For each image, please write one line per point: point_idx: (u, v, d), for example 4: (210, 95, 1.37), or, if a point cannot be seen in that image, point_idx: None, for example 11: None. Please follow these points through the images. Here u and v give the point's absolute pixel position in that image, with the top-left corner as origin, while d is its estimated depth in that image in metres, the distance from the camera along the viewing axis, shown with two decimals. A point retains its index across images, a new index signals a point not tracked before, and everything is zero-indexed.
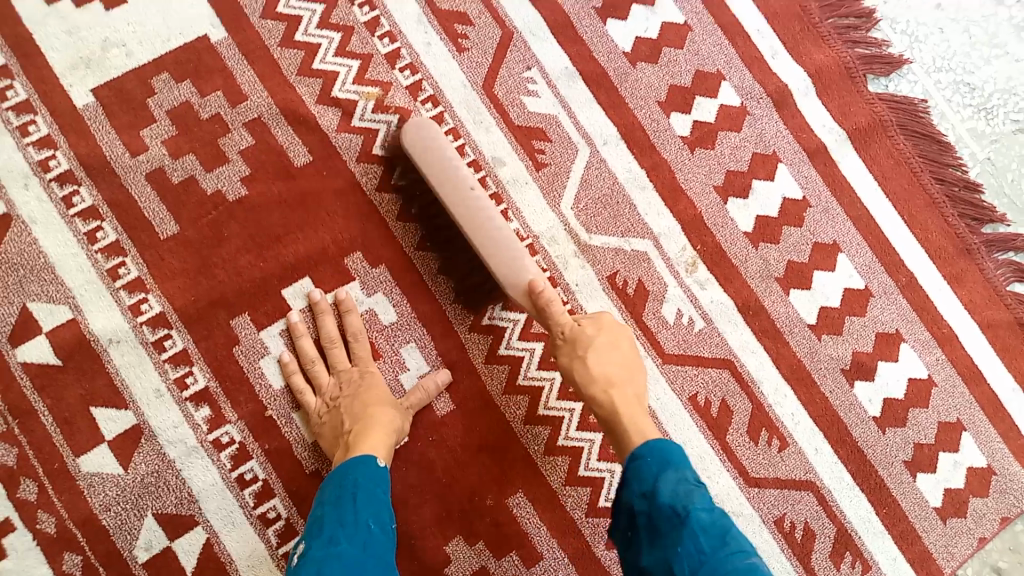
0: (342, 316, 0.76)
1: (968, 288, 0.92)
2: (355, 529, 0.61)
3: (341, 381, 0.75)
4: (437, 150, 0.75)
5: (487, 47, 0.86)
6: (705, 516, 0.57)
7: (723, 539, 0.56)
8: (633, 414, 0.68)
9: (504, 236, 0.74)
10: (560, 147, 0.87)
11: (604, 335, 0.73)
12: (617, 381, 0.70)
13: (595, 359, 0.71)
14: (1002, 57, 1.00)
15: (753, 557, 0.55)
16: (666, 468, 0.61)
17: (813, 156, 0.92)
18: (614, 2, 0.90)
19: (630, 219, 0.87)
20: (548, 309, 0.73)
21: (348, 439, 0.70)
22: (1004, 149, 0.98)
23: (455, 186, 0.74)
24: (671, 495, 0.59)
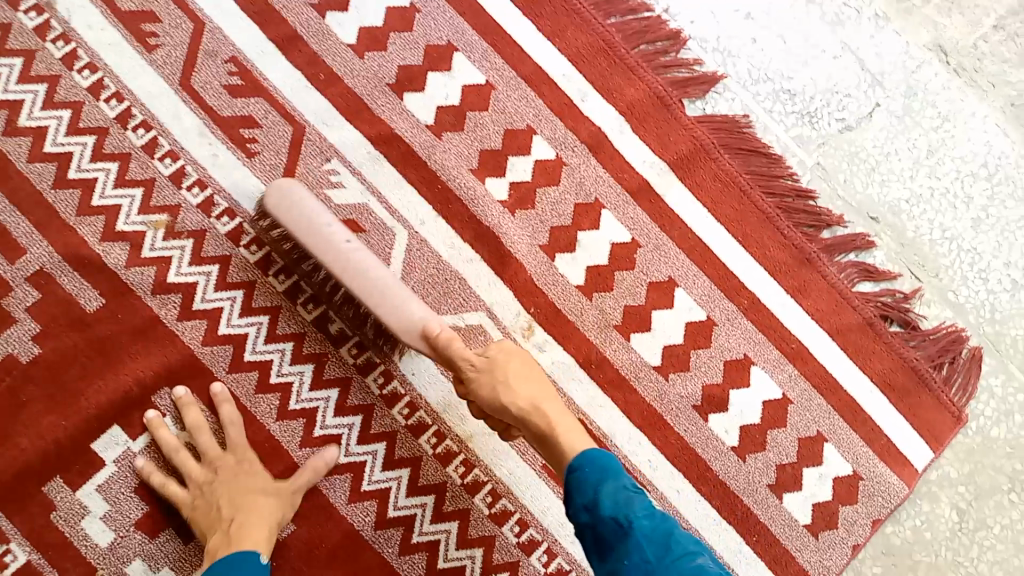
0: (184, 411, 0.78)
1: (813, 297, 0.92)
2: None
3: (213, 467, 0.77)
4: (296, 207, 0.76)
5: (279, 147, 0.84)
6: (647, 524, 0.63)
7: (667, 545, 0.62)
8: (562, 427, 0.72)
9: (391, 284, 0.76)
10: (377, 235, 0.85)
11: (516, 360, 0.76)
12: (536, 402, 0.73)
13: (515, 382, 0.74)
14: (820, 56, 0.98)
15: (700, 556, 0.62)
16: (605, 479, 0.67)
17: (636, 194, 0.91)
18: (408, 74, 0.88)
19: (460, 294, 0.86)
20: (451, 347, 0.75)
21: (229, 532, 0.73)
22: (831, 150, 0.97)
23: (328, 244, 0.75)
24: (612, 506, 0.65)
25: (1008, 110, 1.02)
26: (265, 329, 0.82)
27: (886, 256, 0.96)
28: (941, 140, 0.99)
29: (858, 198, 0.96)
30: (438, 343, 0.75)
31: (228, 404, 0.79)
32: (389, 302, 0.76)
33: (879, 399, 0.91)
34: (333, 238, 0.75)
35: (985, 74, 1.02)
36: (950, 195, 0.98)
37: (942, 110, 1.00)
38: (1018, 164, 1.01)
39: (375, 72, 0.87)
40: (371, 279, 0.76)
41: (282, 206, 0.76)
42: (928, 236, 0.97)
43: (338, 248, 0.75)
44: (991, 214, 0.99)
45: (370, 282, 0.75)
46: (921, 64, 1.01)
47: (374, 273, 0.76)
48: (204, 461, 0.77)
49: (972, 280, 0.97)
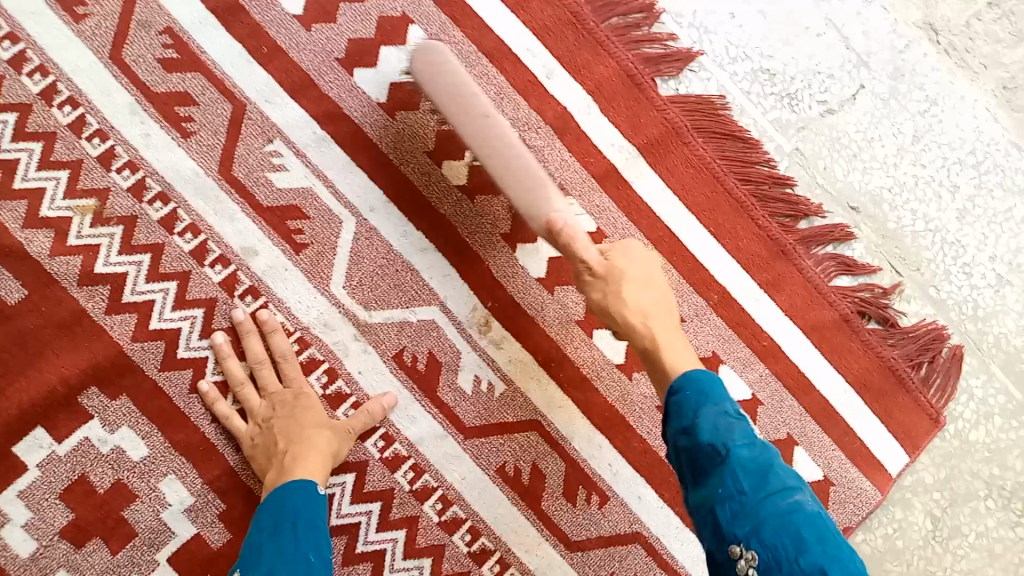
0: (248, 340, 0.76)
1: (787, 293, 0.87)
2: (296, 561, 0.63)
3: (273, 402, 0.76)
4: (450, 77, 0.74)
5: (218, 127, 0.78)
6: (744, 453, 0.60)
7: (764, 477, 0.58)
8: (669, 347, 0.70)
9: (524, 160, 0.75)
10: (321, 222, 0.79)
11: (635, 267, 0.74)
12: (648, 316, 0.71)
13: (629, 293, 0.72)
14: (803, 33, 0.93)
15: (797, 492, 0.58)
16: (706, 401, 0.64)
17: (603, 181, 0.86)
18: (359, 48, 0.82)
19: (413, 287, 0.80)
20: (575, 248, 0.73)
21: (284, 464, 0.71)
22: (811, 136, 0.91)
23: (474, 119, 0.74)
24: (711, 432, 0.62)
25: (999, 94, 0.97)
26: (199, 323, 0.76)
27: (865, 248, 0.90)
28: (928, 126, 0.94)
29: (839, 187, 0.91)
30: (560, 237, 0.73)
31: (279, 339, 0.77)
32: (516, 176, 0.75)
33: (851, 398, 0.87)
34: (474, 110, 0.74)
35: (977, 54, 0.97)
36: (935, 184, 0.93)
37: (930, 93, 0.95)
38: (1007, 151, 0.96)
39: (323, 45, 0.81)
40: (510, 156, 0.74)
41: (431, 71, 0.75)
42: (910, 228, 0.92)
43: (480, 122, 0.74)
44: (977, 206, 0.94)
45: (507, 157, 0.74)
46: (910, 43, 0.95)
47: (511, 148, 0.74)
48: (266, 395, 0.76)
49: (955, 274, 0.92)
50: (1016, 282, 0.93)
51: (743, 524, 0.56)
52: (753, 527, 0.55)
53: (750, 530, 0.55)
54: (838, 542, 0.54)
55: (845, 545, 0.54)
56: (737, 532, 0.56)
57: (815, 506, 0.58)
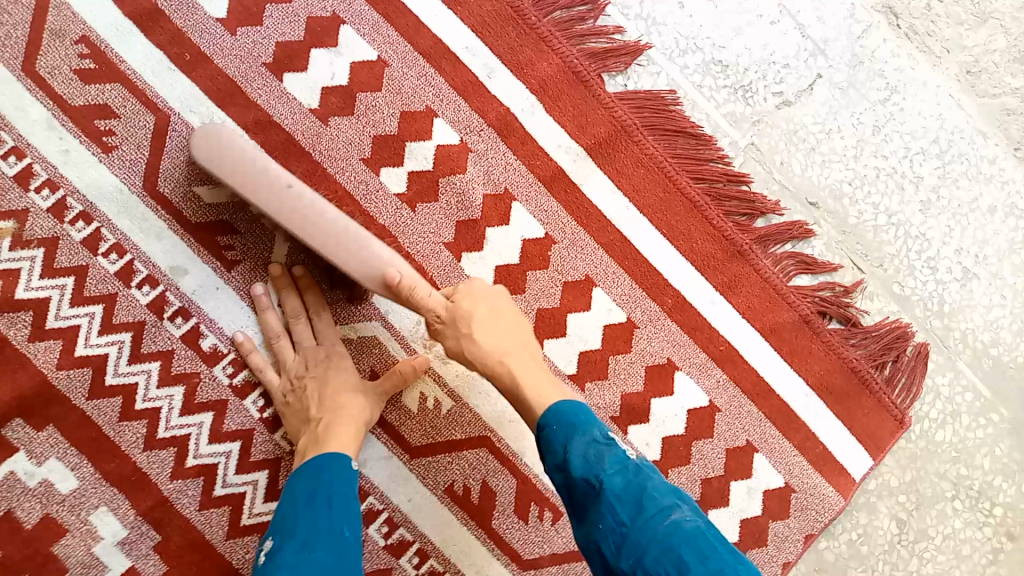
0: (285, 295, 0.75)
1: (744, 295, 0.84)
2: (331, 537, 0.59)
3: (306, 358, 0.74)
4: (234, 151, 0.68)
5: (141, 140, 0.74)
6: (619, 482, 0.57)
7: (640, 504, 0.55)
8: (532, 383, 0.67)
9: (349, 230, 0.69)
10: (252, 237, 0.76)
11: (482, 306, 0.71)
12: (505, 356, 0.68)
13: (480, 334, 0.69)
14: (756, 22, 0.89)
15: (675, 511, 0.55)
16: (575, 436, 0.61)
17: (551, 185, 0.82)
18: (288, 52, 0.78)
19: (352, 302, 0.78)
20: (415, 296, 0.68)
21: (319, 429, 0.69)
22: (767, 129, 0.87)
23: (271, 190, 0.68)
24: (583, 465, 0.59)
25: (964, 79, 0.93)
26: (128, 348, 0.73)
27: (825, 246, 0.87)
28: (889, 115, 0.91)
29: (797, 182, 0.87)
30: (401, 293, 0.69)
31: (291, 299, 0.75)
32: (345, 247, 0.69)
33: (813, 403, 0.85)
34: (275, 180, 0.68)
35: (940, 38, 0.93)
36: (897, 175, 0.90)
37: (891, 81, 0.91)
38: (972, 139, 0.92)
39: (249, 50, 0.77)
40: (331, 229, 0.69)
41: (213, 154, 0.68)
42: (872, 222, 0.89)
43: (281, 193, 0.68)
44: (942, 196, 0.91)
45: (327, 232, 0.69)
46: (869, 28, 0.91)
47: (326, 218, 0.69)
48: (301, 351, 0.75)
49: (919, 269, 0.89)
50: (982, 274, 0.91)
51: (628, 557, 0.54)
52: (636, 559, 0.53)
53: (635, 563, 0.53)
54: (724, 556, 0.52)
55: (732, 558, 0.52)
56: (624, 566, 0.54)
57: (697, 520, 0.55)
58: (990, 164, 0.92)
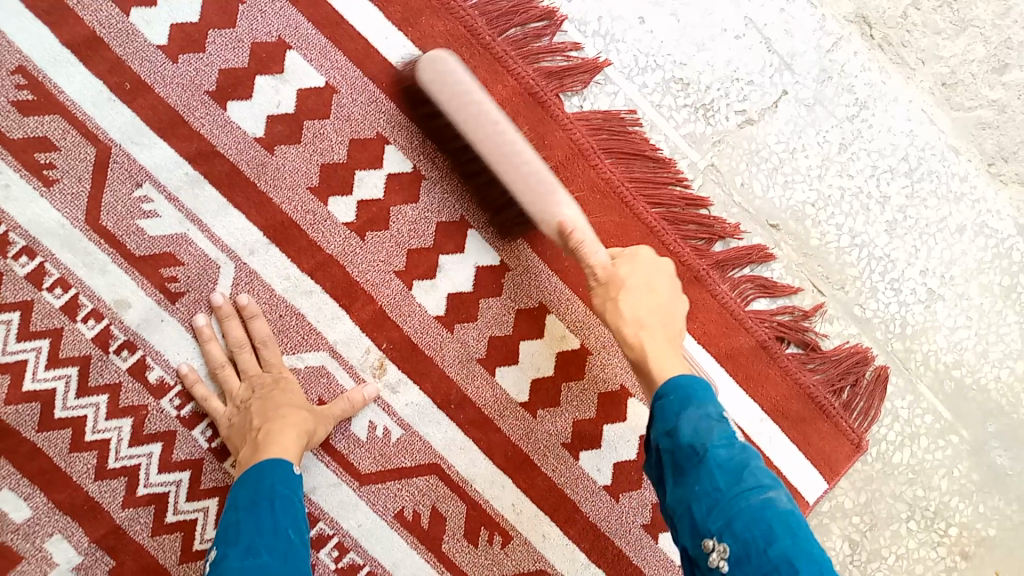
0: (227, 324, 0.75)
1: (700, 320, 0.83)
2: (276, 540, 0.60)
3: (252, 384, 0.74)
4: (455, 78, 0.71)
5: (82, 173, 0.74)
6: (723, 453, 0.58)
7: (739, 476, 0.57)
8: (659, 359, 0.67)
9: (540, 172, 0.70)
10: (196, 268, 0.75)
11: (638, 276, 0.71)
12: (642, 328, 0.69)
13: (626, 301, 0.69)
14: (720, 36, 0.86)
15: (772, 490, 0.56)
16: (688, 405, 0.62)
17: None
18: (232, 80, 0.77)
19: (298, 332, 0.77)
20: (580, 251, 0.70)
21: (259, 439, 0.68)
22: (727, 150, 0.86)
23: (475, 119, 0.70)
24: (692, 433, 0.60)
25: (938, 91, 0.91)
26: (75, 381, 0.73)
27: (785, 268, 0.86)
28: (856, 132, 0.88)
29: (757, 204, 0.86)
30: (568, 240, 0.69)
31: (234, 327, 0.75)
32: (527, 185, 0.70)
33: (769, 427, 0.84)
34: (482, 111, 0.70)
35: (914, 49, 0.90)
36: (863, 195, 0.88)
37: (860, 96, 0.89)
38: (943, 155, 0.90)
39: (191, 79, 0.76)
40: (519, 164, 0.70)
41: (436, 79, 0.72)
42: (835, 243, 0.87)
43: (484, 124, 0.70)
44: (908, 216, 0.89)
45: (514, 166, 0.70)
46: (840, 41, 0.89)
47: (518, 154, 0.70)
48: (247, 379, 0.74)
49: (882, 291, 0.88)
50: (948, 295, 0.89)
51: (717, 520, 0.55)
52: (725, 522, 0.55)
53: (724, 526, 0.55)
54: (811, 539, 0.54)
55: (819, 545, 0.54)
56: (713, 527, 0.55)
57: (791, 504, 0.57)
58: (960, 182, 0.90)
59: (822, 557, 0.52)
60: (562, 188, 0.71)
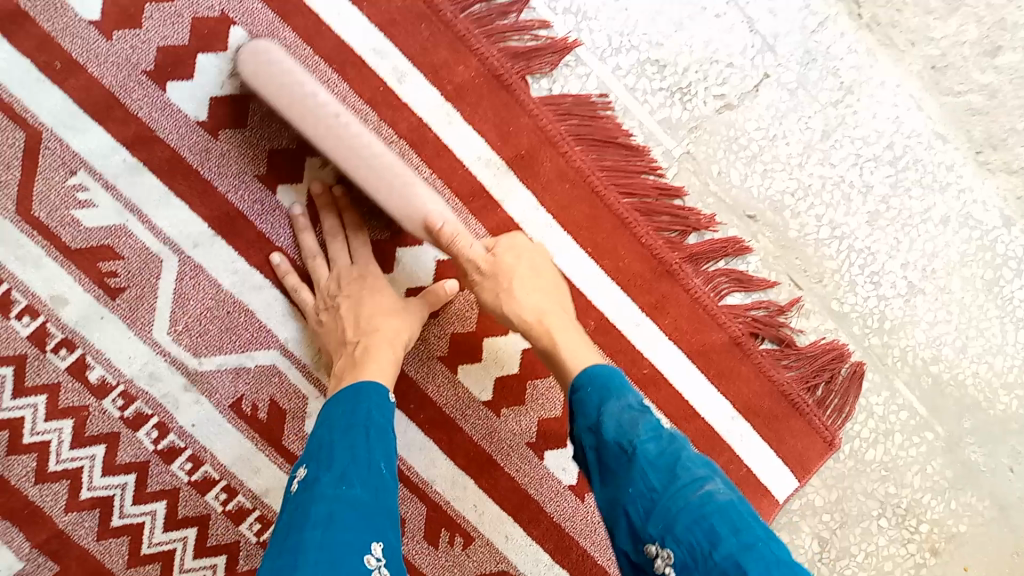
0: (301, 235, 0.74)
1: (672, 315, 0.81)
2: (368, 472, 0.58)
3: (339, 279, 0.73)
4: (279, 68, 0.65)
5: (12, 159, 0.69)
6: (652, 448, 0.55)
7: (673, 472, 0.54)
8: (570, 344, 0.68)
9: (390, 170, 0.67)
10: (137, 262, 0.72)
11: (523, 261, 0.71)
12: (543, 313, 0.69)
13: (519, 289, 0.70)
14: (699, 15, 0.82)
15: (710, 483, 0.53)
16: (609, 398, 0.60)
17: (470, 201, 0.78)
18: (172, 59, 0.71)
19: (247, 329, 0.74)
20: (455, 247, 0.68)
21: (356, 356, 0.69)
22: (704, 137, 0.83)
23: (312, 115, 0.65)
24: (616, 428, 0.58)
25: (927, 75, 0.86)
26: (11, 383, 0.70)
27: (761, 261, 0.83)
28: (840, 118, 0.85)
29: (734, 194, 0.83)
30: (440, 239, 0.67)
31: (329, 218, 0.74)
32: (386, 183, 0.66)
33: (740, 426, 0.82)
34: (319, 109, 0.65)
35: (904, 29, 0.86)
36: (845, 184, 0.85)
37: (845, 80, 0.85)
38: (929, 142, 0.87)
39: (128, 57, 0.70)
40: (374, 162, 0.66)
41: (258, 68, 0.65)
42: (814, 235, 0.84)
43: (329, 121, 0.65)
44: (891, 206, 0.86)
45: (364, 162, 0.66)
46: (826, 20, 0.84)
47: (365, 152, 0.66)
48: (336, 271, 0.73)
49: (861, 284, 0.85)
50: (929, 289, 0.87)
51: (657, 523, 0.52)
52: (665, 525, 0.51)
53: (664, 529, 0.51)
54: (758, 532, 0.50)
55: (768, 537, 0.49)
56: (652, 532, 0.52)
57: (733, 495, 0.53)
58: (946, 170, 0.87)
59: (769, 550, 0.48)
60: (420, 183, 0.68)
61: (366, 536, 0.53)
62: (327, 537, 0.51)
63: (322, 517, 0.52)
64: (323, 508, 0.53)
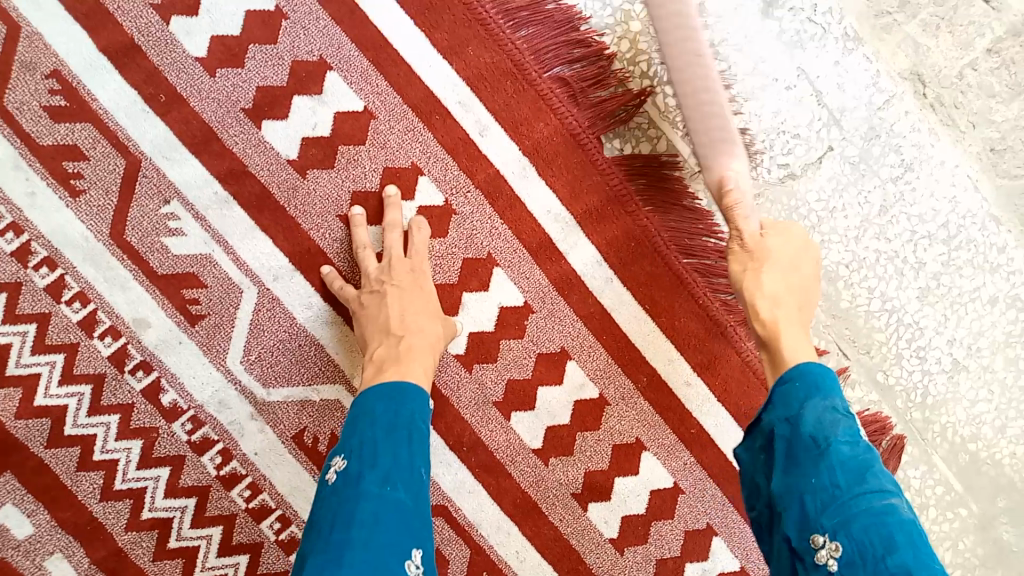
0: (356, 229, 0.75)
1: (721, 377, 0.83)
2: (411, 477, 0.59)
3: (389, 270, 0.74)
4: (679, 9, 0.73)
5: (109, 185, 0.72)
6: (847, 451, 0.54)
7: (861, 477, 0.53)
8: (791, 336, 0.64)
9: (726, 129, 0.74)
10: (218, 291, 0.74)
11: (785, 246, 0.70)
12: (787, 305, 0.67)
13: (770, 274, 0.68)
14: (770, 86, 0.84)
15: (894, 497, 0.53)
16: (814, 393, 0.58)
17: (536, 252, 0.79)
18: (267, 99, 0.74)
19: (316, 362, 0.76)
20: (732, 215, 0.72)
21: (399, 348, 0.69)
22: (766, 204, 0.85)
23: (685, 56, 0.74)
24: (816, 424, 0.56)
25: (986, 156, 0.87)
26: (88, 400, 0.72)
27: (812, 328, 0.86)
28: (898, 194, 0.86)
29: None
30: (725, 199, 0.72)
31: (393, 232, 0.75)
32: (705, 130, 0.75)
33: None
34: (690, 47, 0.73)
35: (967, 110, 0.87)
36: (899, 260, 0.86)
37: (906, 157, 0.86)
38: (983, 224, 0.88)
39: (227, 94, 0.74)
40: (710, 109, 0.74)
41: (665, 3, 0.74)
42: (865, 306, 0.86)
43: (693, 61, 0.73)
44: (942, 284, 0.87)
45: (703, 109, 0.74)
46: (892, 98, 0.86)
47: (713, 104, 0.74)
48: (386, 262, 0.74)
49: (907, 358, 0.87)
50: (973, 368, 0.88)
51: (832, 517, 0.51)
52: (842, 522, 0.51)
53: (839, 524, 0.51)
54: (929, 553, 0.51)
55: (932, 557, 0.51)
56: (825, 523, 0.51)
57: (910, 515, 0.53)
58: (998, 253, 0.88)
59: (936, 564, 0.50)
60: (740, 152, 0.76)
61: (405, 541, 0.55)
62: (372, 539, 0.53)
63: (368, 517, 0.54)
64: (369, 506, 0.55)
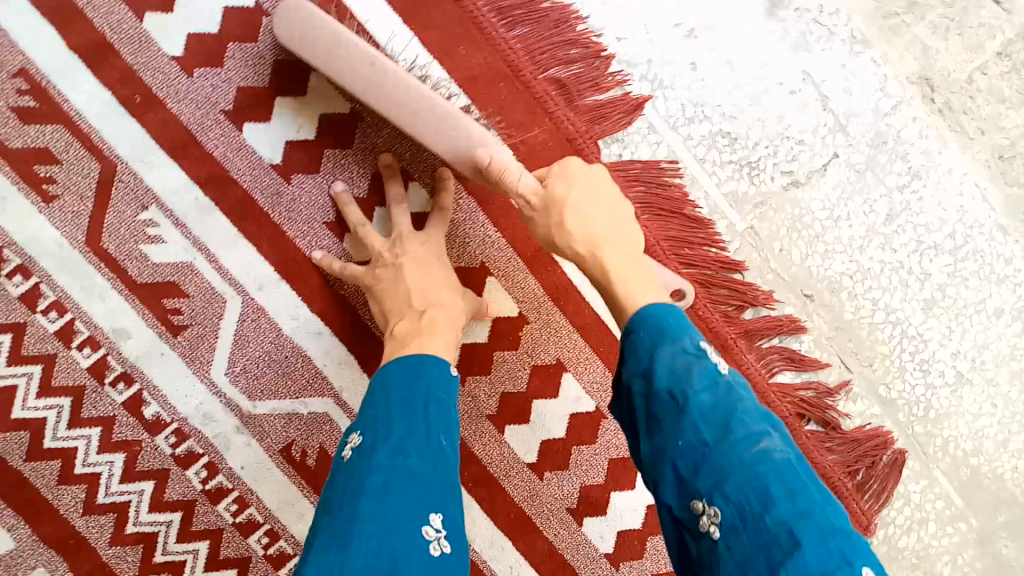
0: (347, 208, 0.72)
1: None
2: (426, 445, 0.54)
3: (399, 242, 0.71)
4: (312, 29, 0.63)
5: (85, 191, 0.69)
6: (706, 400, 0.47)
7: (729, 426, 0.46)
8: (627, 279, 0.56)
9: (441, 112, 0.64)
10: (201, 301, 0.72)
11: (578, 193, 0.59)
12: (595, 248, 0.57)
13: (573, 221, 0.58)
14: (774, 89, 0.81)
15: (766, 439, 0.46)
16: (662, 340, 0.50)
17: (531, 259, 0.77)
18: (250, 101, 0.71)
19: (304, 375, 0.74)
20: (506, 180, 0.60)
21: (421, 321, 0.66)
22: (769, 213, 0.82)
23: (353, 69, 0.63)
24: (669, 376, 0.49)
25: (994, 164, 0.85)
26: (67, 413, 0.70)
27: (814, 341, 0.83)
28: (904, 203, 0.84)
29: (794, 272, 0.82)
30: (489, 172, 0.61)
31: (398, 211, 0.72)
32: (429, 125, 0.64)
33: None
34: (354, 53, 0.63)
35: (976, 117, 0.84)
36: (904, 270, 0.84)
37: (913, 164, 0.84)
38: (991, 234, 0.86)
39: (207, 95, 0.71)
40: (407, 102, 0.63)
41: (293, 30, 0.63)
42: (869, 318, 0.84)
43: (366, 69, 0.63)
44: (947, 296, 0.85)
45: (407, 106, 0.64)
46: (900, 104, 0.83)
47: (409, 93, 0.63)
48: (396, 234, 0.71)
49: (910, 371, 0.85)
50: (976, 380, 0.86)
51: (706, 479, 0.45)
52: (716, 482, 0.45)
53: (714, 486, 0.45)
54: (815, 494, 0.44)
55: (825, 501, 0.44)
56: (701, 488, 0.45)
57: (791, 454, 0.46)
58: (1005, 264, 0.86)
59: (827, 519, 0.42)
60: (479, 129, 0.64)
61: (423, 509, 0.50)
62: (384, 508, 0.48)
63: (378, 486, 0.50)
64: (379, 476, 0.50)
